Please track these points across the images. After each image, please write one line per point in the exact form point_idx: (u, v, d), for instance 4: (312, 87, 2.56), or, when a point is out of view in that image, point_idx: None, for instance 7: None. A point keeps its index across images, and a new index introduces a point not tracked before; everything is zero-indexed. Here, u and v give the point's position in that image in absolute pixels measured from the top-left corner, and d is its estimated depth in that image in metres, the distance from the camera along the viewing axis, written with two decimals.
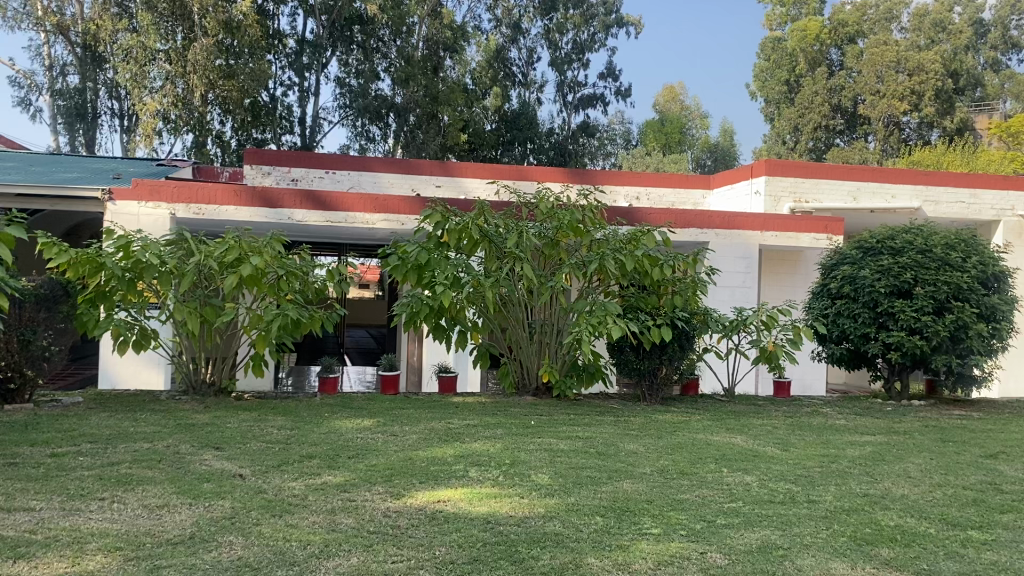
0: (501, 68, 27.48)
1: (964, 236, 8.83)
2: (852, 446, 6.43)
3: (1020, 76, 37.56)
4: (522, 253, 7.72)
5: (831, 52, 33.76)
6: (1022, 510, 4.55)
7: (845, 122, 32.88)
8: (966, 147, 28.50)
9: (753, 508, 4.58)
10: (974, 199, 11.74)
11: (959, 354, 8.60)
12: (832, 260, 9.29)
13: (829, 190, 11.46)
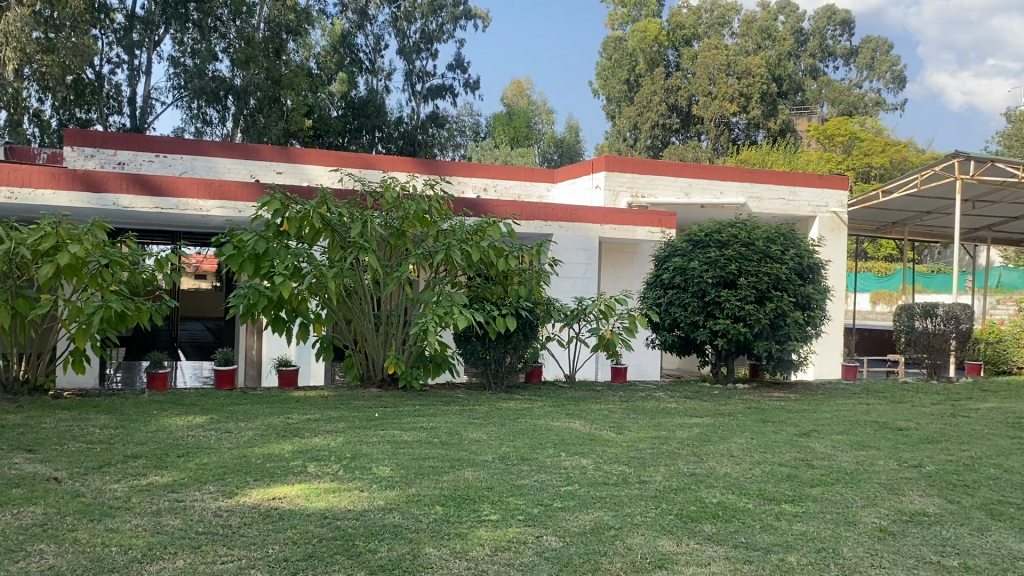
0: (348, 53, 26.76)
1: (784, 230, 9.45)
2: (681, 428, 6.76)
3: (835, 84, 40.69)
4: (366, 243, 7.57)
5: (668, 53, 35.35)
6: (830, 483, 4.93)
7: (680, 121, 34.25)
8: (788, 148, 30.64)
9: (588, 490, 4.73)
10: (793, 195, 12.63)
11: (778, 340, 9.22)
12: (664, 252, 9.72)
13: (664, 186, 11.94)
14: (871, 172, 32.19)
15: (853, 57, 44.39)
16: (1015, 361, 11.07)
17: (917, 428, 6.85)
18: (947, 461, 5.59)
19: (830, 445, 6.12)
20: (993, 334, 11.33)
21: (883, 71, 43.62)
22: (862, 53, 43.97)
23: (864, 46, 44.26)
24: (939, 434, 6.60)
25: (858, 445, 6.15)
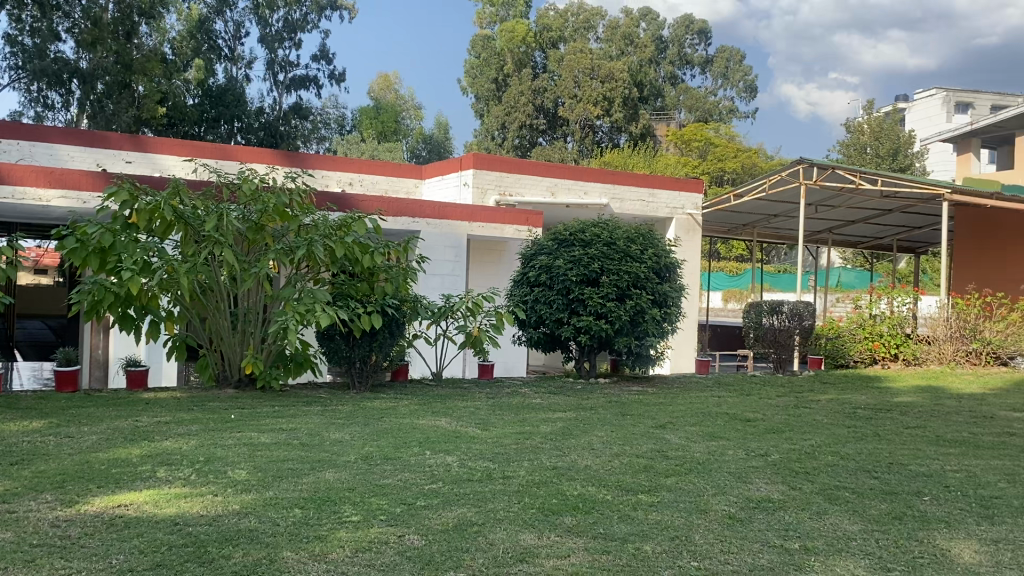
0: (206, 40, 25.72)
1: (643, 231, 9.77)
2: (545, 423, 6.86)
3: (693, 91, 42.46)
4: (223, 237, 7.27)
5: (536, 56, 36.17)
6: (683, 473, 5.13)
7: (546, 122, 34.88)
8: (648, 151, 31.71)
9: (451, 488, 4.72)
10: (652, 197, 13.08)
11: (637, 336, 9.53)
12: (531, 250, 9.81)
13: (530, 185, 12.07)
14: (724, 176, 33.76)
15: (709, 65, 46.31)
16: (853, 355, 11.76)
17: (764, 419, 7.23)
18: (791, 449, 5.93)
19: (684, 436, 6.37)
20: (831, 329, 11.87)
21: (736, 80, 45.81)
22: (717, 62, 45.92)
23: (719, 55, 46.21)
24: (784, 424, 6.99)
25: (711, 436, 6.42)
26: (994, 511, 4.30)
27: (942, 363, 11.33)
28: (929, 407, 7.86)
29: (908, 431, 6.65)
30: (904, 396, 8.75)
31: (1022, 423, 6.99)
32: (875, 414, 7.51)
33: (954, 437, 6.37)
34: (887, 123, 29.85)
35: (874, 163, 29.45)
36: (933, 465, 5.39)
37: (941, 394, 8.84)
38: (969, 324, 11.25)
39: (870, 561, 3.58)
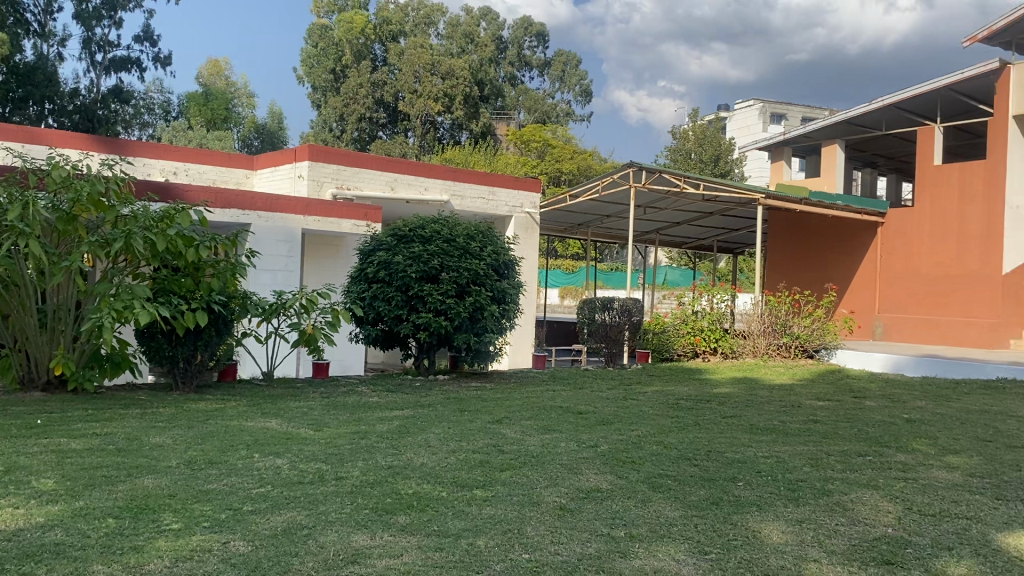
0: (11, 13, 23.59)
1: (482, 227, 9.84)
2: (381, 422, 6.77)
3: (532, 93, 43.38)
4: (28, 228, 6.68)
5: (376, 48, 35.36)
6: (517, 467, 5.20)
7: (386, 116, 34.55)
8: (487, 150, 32.08)
9: (281, 491, 4.56)
10: (491, 196, 13.19)
11: (476, 333, 9.59)
12: (368, 246, 9.65)
13: (368, 179, 11.84)
14: (561, 177, 34.64)
15: (547, 67, 47.38)
16: (677, 348, 12.42)
17: (595, 412, 7.47)
18: (619, 440, 6.15)
19: (520, 430, 6.47)
20: (657, 325, 12.57)
21: (572, 84, 47.16)
22: (555, 65, 47.01)
23: (556, 58, 47.33)
24: (613, 416, 7.25)
25: (545, 429, 6.56)
26: (799, 494, 4.64)
27: (756, 356, 12.05)
28: (745, 397, 8.39)
29: (727, 421, 7.06)
30: (721, 387, 9.31)
31: (825, 411, 7.59)
32: (697, 405, 7.92)
33: (766, 425, 6.83)
34: (710, 130, 31.59)
35: (698, 168, 31.12)
36: (747, 452, 5.75)
37: (755, 385, 9.47)
38: (780, 320, 12.04)
39: (690, 545, 3.76)
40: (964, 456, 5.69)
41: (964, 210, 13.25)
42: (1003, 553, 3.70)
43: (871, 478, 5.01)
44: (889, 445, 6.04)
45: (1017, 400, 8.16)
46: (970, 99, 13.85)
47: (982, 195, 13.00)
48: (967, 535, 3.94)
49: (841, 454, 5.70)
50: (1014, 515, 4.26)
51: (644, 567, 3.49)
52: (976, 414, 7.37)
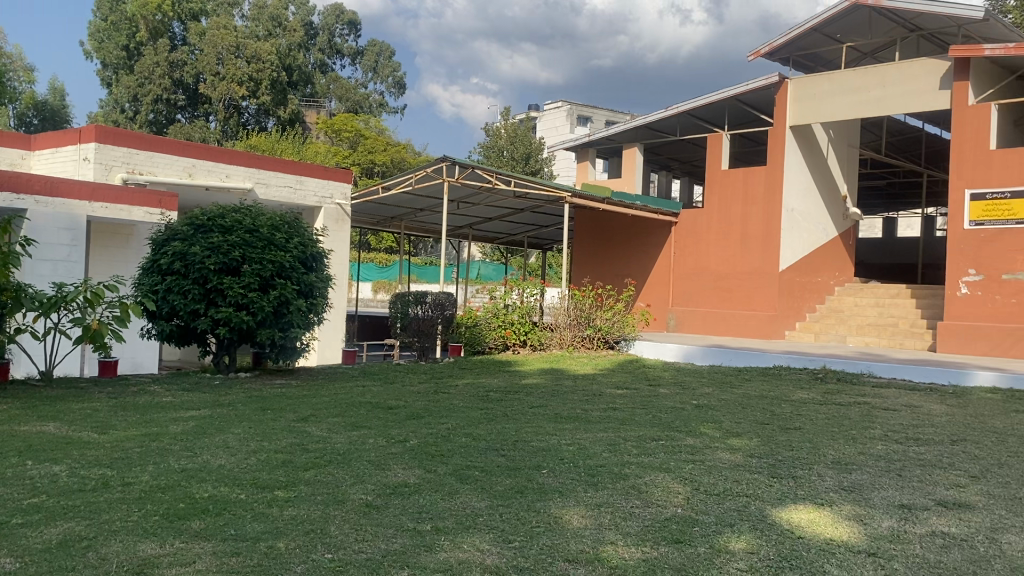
0: None
1: (288, 219, 9.52)
2: (175, 423, 6.38)
3: (343, 82, 42.63)
4: None
5: (174, 25, 33.24)
6: (322, 465, 5.07)
7: (186, 98, 32.73)
8: (296, 139, 31.16)
9: (58, 500, 4.17)
10: (299, 185, 12.78)
11: (280, 328, 9.25)
12: (160, 236, 9.03)
13: (164, 164, 11.12)
14: (374, 169, 34.26)
15: (359, 57, 46.74)
16: (487, 341, 12.53)
17: (405, 406, 7.42)
18: (428, 434, 6.13)
19: (326, 428, 6.31)
20: (469, 318, 12.59)
21: (385, 75, 46.66)
22: (366, 55, 46.40)
23: (369, 48, 46.77)
24: (422, 410, 7.23)
25: (352, 426, 6.44)
26: (598, 479, 4.83)
27: (562, 348, 12.49)
28: (550, 388, 8.64)
29: (533, 410, 7.24)
30: (530, 378, 9.56)
31: (623, 399, 7.98)
32: (505, 396, 8.06)
33: (569, 414, 7.07)
34: (521, 129, 32.35)
35: (509, 165, 31.77)
36: (551, 440, 5.92)
37: (561, 376, 9.80)
38: (584, 313, 12.53)
39: (493, 535, 3.81)
40: (745, 438, 6.15)
41: (747, 212, 14.35)
42: (776, 526, 4.04)
43: (664, 462, 5.31)
44: (680, 429, 6.43)
45: (790, 385, 8.96)
46: (754, 109, 15.03)
47: (762, 198, 14.13)
48: (747, 511, 4.26)
49: (637, 440, 6.00)
50: (787, 491, 4.66)
51: (448, 559, 3.49)
52: (756, 399, 8.01)
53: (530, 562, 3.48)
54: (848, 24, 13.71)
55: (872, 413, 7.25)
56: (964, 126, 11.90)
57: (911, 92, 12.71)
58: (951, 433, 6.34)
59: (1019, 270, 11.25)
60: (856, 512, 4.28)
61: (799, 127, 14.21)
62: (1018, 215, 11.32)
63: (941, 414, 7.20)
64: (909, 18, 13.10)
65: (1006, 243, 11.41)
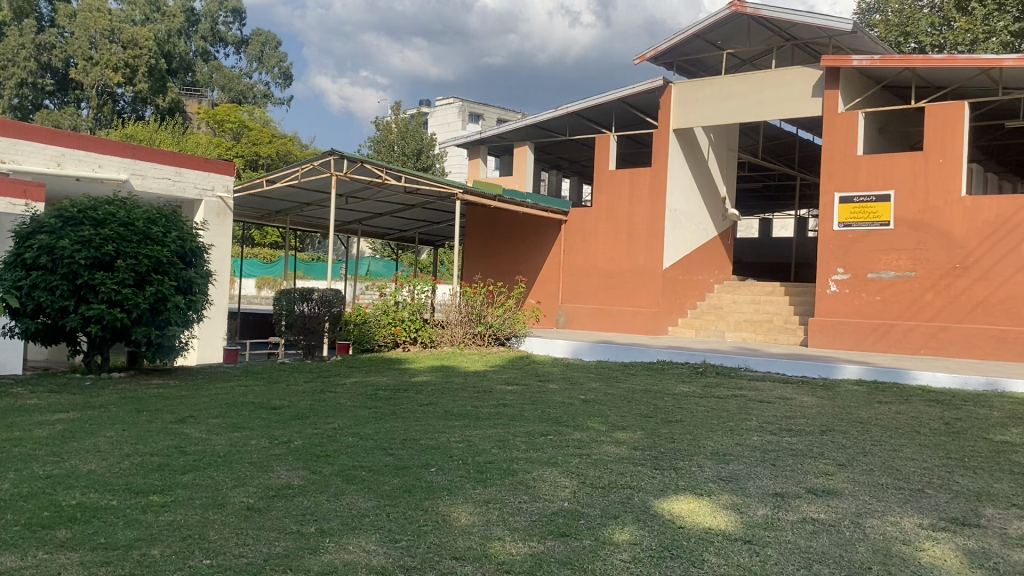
0: None
1: (166, 211, 9.15)
2: (40, 426, 6.02)
3: (226, 71, 41.33)
4: None
5: (41, 5, 31.34)
6: (202, 468, 4.89)
7: (54, 82, 31.15)
8: (175, 129, 29.92)
9: None
10: (178, 176, 12.26)
11: (158, 326, 8.87)
12: (25, 228, 8.45)
13: (29, 152, 10.45)
14: (259, 161, 33.29)
15: (244, 46, 45.40)
16: (377, 339, 12.35)
17: (289, 406, 7.24)
18: (313, 435, 5.99)
19: (206, 429, 6.09)
20: (358, 315, 12.36)
21: (271, 65, 45.46)
22: (251, 44, 45.09)
23: (254, 37, 45.48)
24: (308, 410, 7.07)
25: (234, 427, 6.22)
26: (487, 475, 4.85)
27: (453, 345, 12.47)
28: (440, 385, 8.62)
29: (422, 408, 7.20)
30: (419, 375, 9.49)
31: (512, 395, 8.03)
32: (394, 394, 7.98)
33: (459, 411, 7.06)
34: (412, 124, 32.12)
35: (400, 160, 31.48)
36: (440, 438, 5.89)
37: (451, 373, 9.77)
38: (475, 310, 12.59)
39: (380, 535, 3.76)
40: (630, 431, 6.30)
41: (633, 211, 14.70)
42: (659, 517, 4.15)
43: (551, 456, 5.37)
44: (567, 424, 6.53)
45: (673, 379, 9.23)
46: (639, 111, 15.41)
47: (648, 198, 14.51)
48: (630, 503, 4.36)
49: (526, 435, 6.05)
50: (668, 482, 4.80)
51: (333, 561, 3.43)
52: (641, 393, 8.22)
53: (417, 561, 3.46)
54: (728, 31, 14.23)
55: (749, 405, 7.56)
56: (834, 133, 12.55)
57: (787, 99, 13.30)
58: (821, 423, 6.68)
59: (883, 269, 11.96)
60: (733, 501, 4.44)
61: (683, 130, 14.65)
62: (882, 217, 12.02)
63: (812, 405, 7.57)
64: (785, 28, 13.70)
65: (871, 243, 12.11)
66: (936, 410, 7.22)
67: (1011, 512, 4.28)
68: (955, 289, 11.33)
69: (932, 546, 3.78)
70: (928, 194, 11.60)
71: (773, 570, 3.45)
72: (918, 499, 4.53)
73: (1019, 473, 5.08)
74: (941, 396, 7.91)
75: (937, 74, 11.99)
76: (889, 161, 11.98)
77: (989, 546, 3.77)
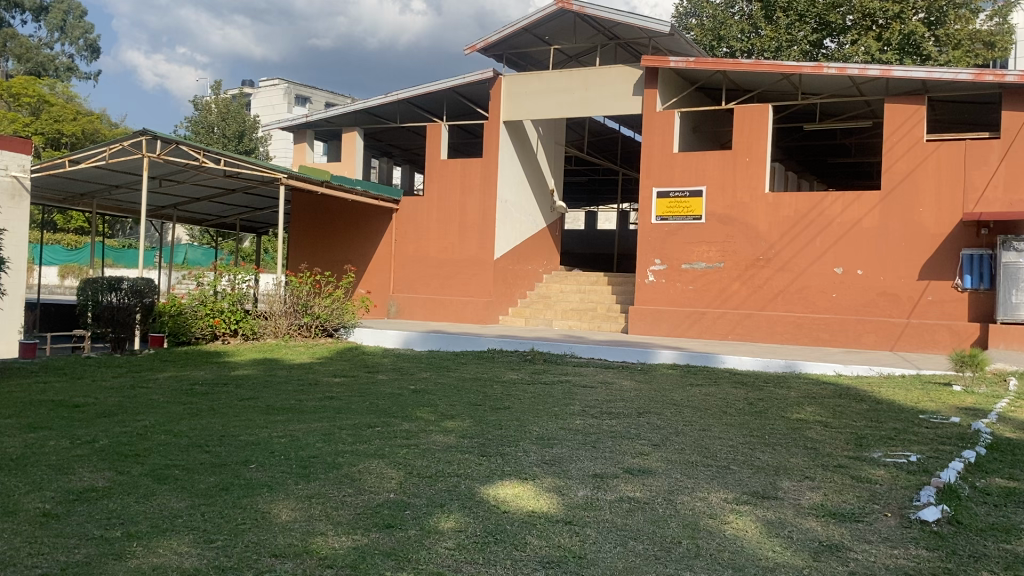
0: None
1: None
2: None
3: (23, 40, 37.91)
4: None
5: None
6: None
7: None
8: None
9: None
10: None
11: None
12: None
13: None
14: (61, 139, 30.75)
15: (43, 13, 41.70)
16: (194, 331, 11.67)
17: (95, 404, 6.74)
18: (120, 433, 5.61)
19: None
20: (173, 306, 11.56)
21: (75, 37, 42.16)
22: (52, 12, 41.54)
23: (56, 5, 41.92)
24: (116, 406, 6.64)
25: (29, 428, 5.71)
26: (311, 470, 4.73)
27: (277, 337, 12.07)
28: (262, 379, 8.33)
29: (242, 403, 6.91)
30: (240, 369, 9.12)
31: (339, 387, 7.88)
32: (212, 389, 7.63)
33: (282, 405, 6.86)
34: (234, 105, 30.75)
35: (220, 142, 30.07)
36: (261, 434, 5.68)
37: (274, 366, 9.44)
38: (301, 300, 12.26)
39: (194, 535, 3.58)
40: (458, 420, 6.34)
41: (464, 200, 14.80)
42: (484, 502, 4.20)
43: (378, 448, 5.31)
44: (396, 415, 6.48)
45: (501, 367, 9.38)
46: (469, 102, 15.49)
47: (478, 188, 14.66)
48: (457, 490, 4.39)
49: (352, 428, 5.95)
50: (494, 468, 4.87)
51: (140, 567, 3.22)
52: (470, 382, 8.30)
53: (232, 561, 3.32)
54: (555, 27, 14.56)
55: (573, 390, 7.83)
56: (653, 130, 13.13)
57: (609, 95, 13.78)
58: (639, 406, 7.00)
59: (695, 261, 12.70)
60: (554, 483, 4.57)
61: (511, 122, 14.87)
62: (694, 212, 12.73)
63: (631, 389, 7.94)
64: (608, 27, 14.19)
65: (685, 236, 12.81)
66: (741, 391, 7.75)
67: (804, 484, 4.66)
68: (758, 279, 12.23)
69: (735, 518, 4.05)
70: (736, 191, 12.41)
71: (591, 550, 3.58)
72: (724, 474, 4.84)
73: (811, 447, 5.54)
74: (745, 378, 8.52)
75: (745, 78, 12.81)
76: (702, 158, 12.69)
77: (785, 516, 4.09)
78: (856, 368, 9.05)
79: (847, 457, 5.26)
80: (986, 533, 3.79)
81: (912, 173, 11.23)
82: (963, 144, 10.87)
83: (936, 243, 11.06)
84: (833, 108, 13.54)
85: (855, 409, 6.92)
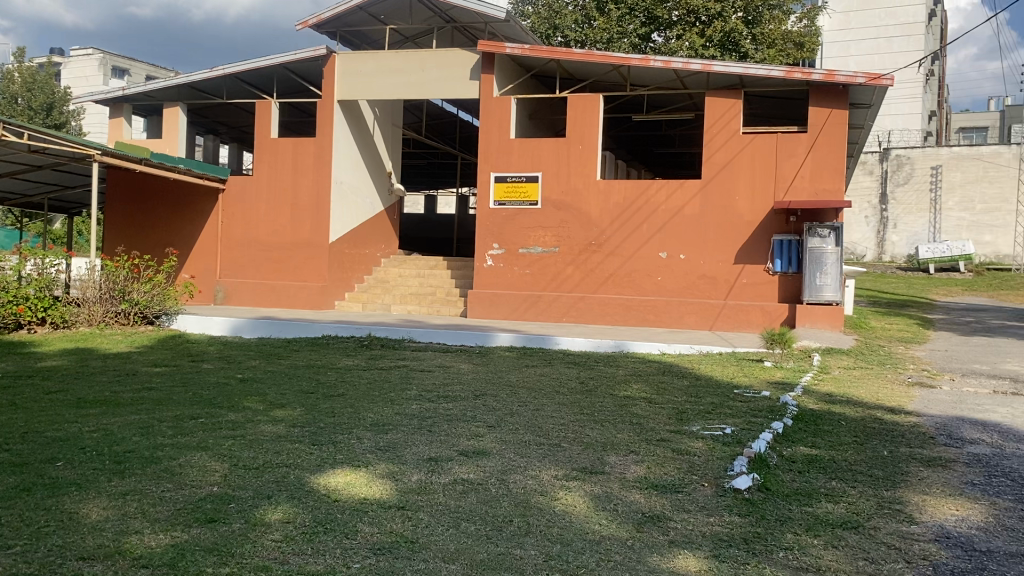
0: None
1: None
2: None
3: None
4: None
5: None
6: None
7: None
8: None
9: None
10: None
11: None
12: None
13: None
14: None
15: None
16: None
17: None
18: None
19: None
20: None
21: None
22: None
23: None
24: None
25: None
26: (125, 465, 4.45)
27: (91, 325, 11.30)
28: (74, 370, 7.76)
29: (49, 397, 6.41)
30: (48, 360, 8.47)
31: (160, 377, 7.49)
32: (14, 382, 7.03)
33: (95, 397, 6.42)
34: (40, 74, 28.38)
35: (25, 115, 27.66)
36: (70, 429, 5.29)
37: (87, 356, 8.82)
38: (118, 285, 11.52)
39: None
40: (289, 409, 6.16)
41: (297, 182, 14.35)
42: (314, 492, 4.10)
43: (201, 440, 5.07)
44: (222, 405, 6.22)
45: (336, 353, 9.20)
46: (301, 79, 15.00)
47: (312, 170, 14.26)
48: (285, 481, 4.26)
49: (173, 420, 5.65)
50: (326, 456, 4.77)
51: None
52: (303, 369, 8.09)
53: (33, 567, 3.07)
54: (390, 7, 14.34)
55: (410, 374, 7.82)
56: (489, 114, 13.21)
57: (446, 78, 13.75)
58: (475, 388, 7.08)
59: (532, 245, 12.93)
60: (388, 469, 4.53)
61: (346, 102, 14.53)
62: (530, 197, 12.94)
63: (468, 371, 8.01)
64: (445, 10, 14.15)
65: (521, 221, 13.00)
66: (572, 371, 8.01)
67: (629, 458, 4.86)
68: (591, 263, 12.62)
69: (564, 494, 4.16)
70: (569, 177, 12.72)
71: (423, 533, 3.58)
72: (555, 452, 4.97)
73: (636, 423, 5.78)
74: (578, 358, 8.79)
75: (578, 68, 13.14)
76: (537, 144, 12.91)
77: (611, 490, 4.25)
78: (679, 347, 9.55)
79: (669, 432, 5.53)
80: (791, 498, 4.09)
81: (730, 163, 11.91)
82: (775, 138, 11.63)
83: (751, 229, 11.80)
84: (659, 99, 14.14)
85: (677, 385, 7.31)
